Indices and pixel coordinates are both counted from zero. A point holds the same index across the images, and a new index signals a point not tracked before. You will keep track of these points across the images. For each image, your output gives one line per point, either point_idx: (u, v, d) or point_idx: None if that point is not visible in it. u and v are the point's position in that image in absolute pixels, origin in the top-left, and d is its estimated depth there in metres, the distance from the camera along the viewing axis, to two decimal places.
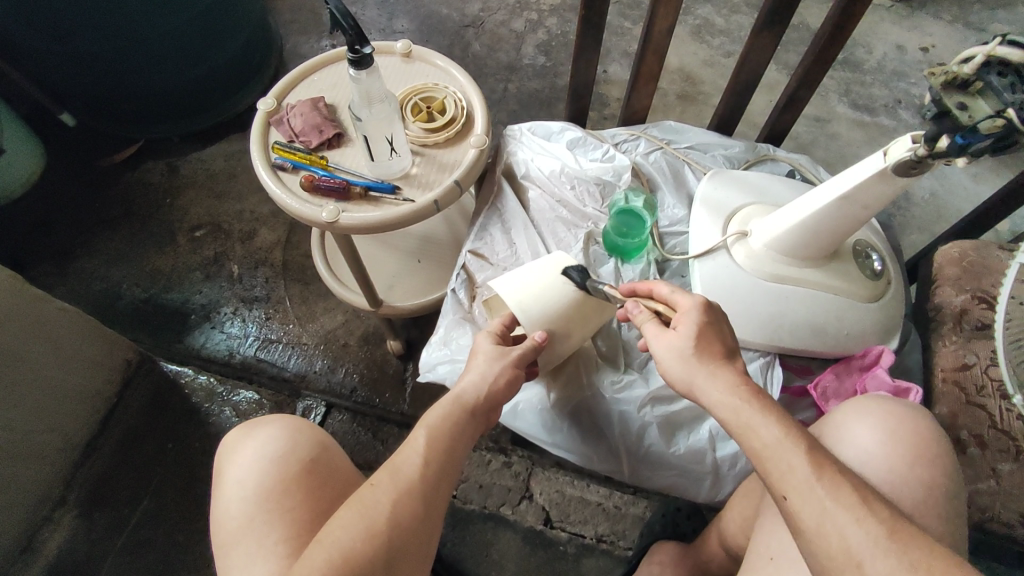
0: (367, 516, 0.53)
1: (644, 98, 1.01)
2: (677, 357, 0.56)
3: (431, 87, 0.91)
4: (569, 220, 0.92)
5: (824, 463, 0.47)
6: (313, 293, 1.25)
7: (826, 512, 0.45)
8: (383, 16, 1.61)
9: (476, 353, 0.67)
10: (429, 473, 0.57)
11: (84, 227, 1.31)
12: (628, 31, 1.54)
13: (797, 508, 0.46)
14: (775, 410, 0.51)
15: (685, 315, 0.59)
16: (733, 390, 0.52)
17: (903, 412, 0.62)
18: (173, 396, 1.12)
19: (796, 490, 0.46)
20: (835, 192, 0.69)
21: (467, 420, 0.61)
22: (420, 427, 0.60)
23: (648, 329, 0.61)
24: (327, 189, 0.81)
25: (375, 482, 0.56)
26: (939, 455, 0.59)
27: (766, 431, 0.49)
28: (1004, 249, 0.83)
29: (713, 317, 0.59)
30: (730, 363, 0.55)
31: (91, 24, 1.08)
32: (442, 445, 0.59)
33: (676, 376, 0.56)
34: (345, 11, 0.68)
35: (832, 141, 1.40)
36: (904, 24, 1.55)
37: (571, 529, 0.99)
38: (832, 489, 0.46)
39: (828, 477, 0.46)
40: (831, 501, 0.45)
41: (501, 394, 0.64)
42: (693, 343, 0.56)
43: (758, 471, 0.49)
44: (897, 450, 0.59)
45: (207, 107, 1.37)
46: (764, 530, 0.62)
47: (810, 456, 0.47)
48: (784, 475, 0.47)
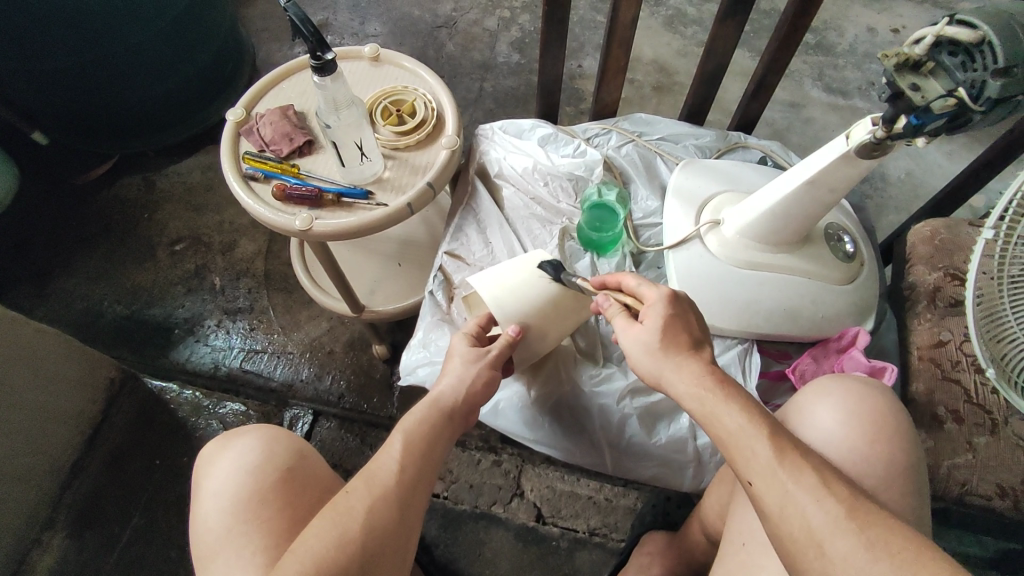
0: (342, 522, 0.53)
1: (614, 91, 1.02)
2: (644, 351, 0.58)
3: (400, 90, 0.91)
4: (544, 216, 0.92)
5: (787, 449, 0.48)
6: (296, 302, 1.24)
7: (788, 495, 0.46)
8: (355, 20, 1.60)
9: (452, 357, 0.67)
10: (406, 478, 0.57)
11: (61, 247, 1.30)
12: (600, 25, 1.54)
13: (762, 493, 0.47)
14: (740, 398, 0.52)
15: (652, 308, 0.60)
16: (699, 379, 0.54)
17: (863, 390, 0.63)
18: (159, 411, 1.12)
19: (760, 476, 0.48)
20: (802, 176, 0.69)
21: (444, 423, 0.62)
22: (396, 433, 0.60)
23: (618, 322, 0.62)
24: (299, 198, 0.80)
25: (350, 488, 0.56)
26: (898, 429, 0.60)
27: (729, 418, 0.51)
28: (974, 226, 0.85)
29: (678, 309, 0.60)
30: (696, 354, 0.57)
31: (56, 42, 1.07)
32: (419, 448, 0.59)
33: (645, 366, 0.58)
34: (304, 18, 0.68)
35: (807, 126, 1.41)
36: (874, 6, 1.56)
37: (562, 523, 1.00)
38: (793, 473, 0.47)
39: (789, 461, 0.47)
40: (792, 484, 0.46)
41: (478, 396, 0.65)
42: (659, 337, 0.57)
43: (727, 460, 0.51)
44: (858, 429, 0.60)
45: (181, 120, 1.37)
46: (738, 517, 0.62)
47: (772, 442, 0.48)
48: (748, 461, 0.49)
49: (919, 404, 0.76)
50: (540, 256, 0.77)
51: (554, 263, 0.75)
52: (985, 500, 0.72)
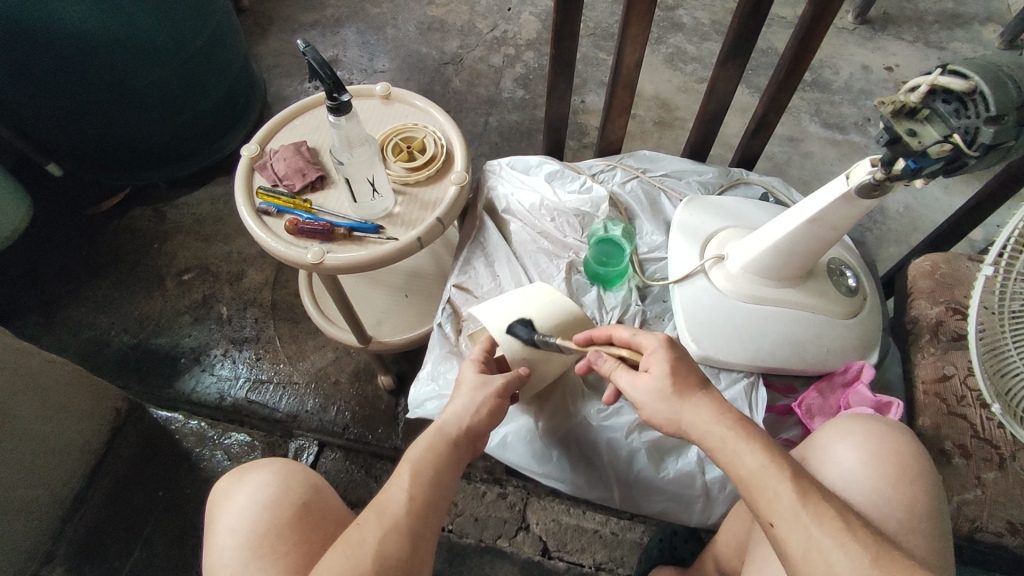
0: (354, 555, 0.54)
1: (618, 128, 1.05)
2: (657, 399, 0.58)
3: (411, 127, 0.94)
4: (551, 250, 0.93)
5: (810, 492, 0.50)
6: (302, 332, 1.25)
7: (811, 538, 0.47)
8: (364, 56, 1.65)
9: (460, 386, 0.67)
10: (415, 508, 0.57)
11: (71, 276, 1.31)
12: (603, 62, 1.58)
13: (784, 535, 0.49)
14: (760, 439, 0.53)
15: (654, 355, 0.60)
16: (719, 418, 0.55)
17: (884, 431, 0.63)
18: (164, 442, 1.11)
19: (782, 518, 0.49)
20: (803, 216, 0.71)
21: (453, 452, 0.62)
22: (404, 463, 0.60)
23: (621, 377, 0.62)
24: (311, 232, 0.82)
25: (362, 521, 0.56)
26: (921, 473, 0.60)
27: (752, 459, 0.52)
28: (973, 261, 0.86)
29: (679, 353, 0.61)
30: (708, 394, 0.58)
31: (80, 80, 1.10)
32: (429, 479, 0.59)
33: (661, 412, 0.58)
34: (322, 61, 0.70)
35: (806, 160, 1.44)
36: (867, 45, 1.61)
37: (568, 558, 0.99)
38: (816, 516, 0.48)
39: (812, 503, 0.49)
40: (816, 528, 0.48)
41: (482, 423, 0.65)
42: (669, 382, 0.58)
43: (747, 499, 0.52)
44: (879, 469, 0.60)
45: (193, 153, 1.40)
46: (757, 557, 0.62)
47: (794, 485, 0.50)
48: (771, 502, 0.50)
49: (925, 438, 0.76)
50: (544, 287, 0.79)
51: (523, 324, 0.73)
52: (995, 537, 0.72)
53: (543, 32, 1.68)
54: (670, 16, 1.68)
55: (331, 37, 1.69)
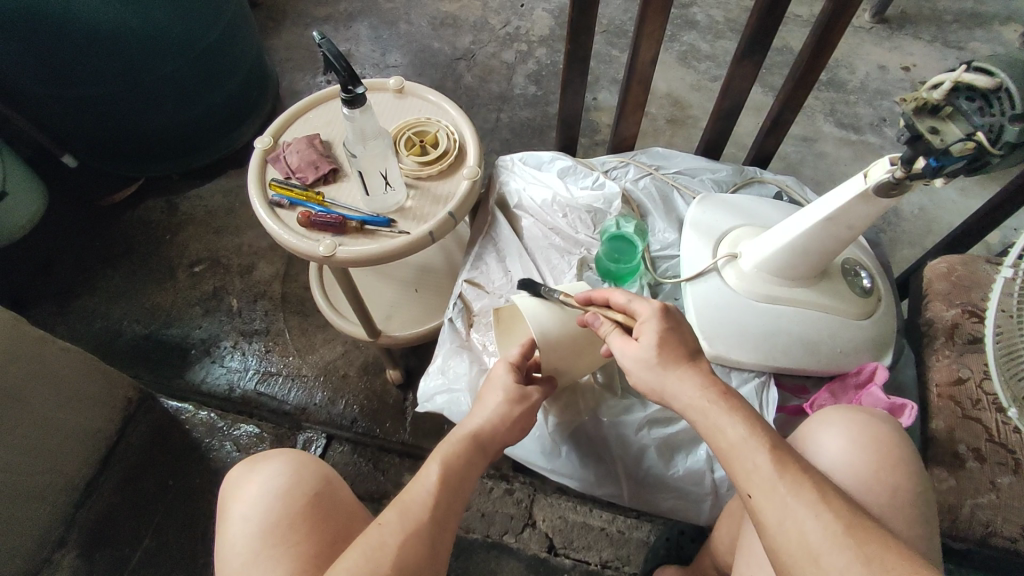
0: (375, 556, 0.53)
1: (632, 126, 1.04)
2: (643, 368, 0.58)
3: (424, 121, 0.94)
4: (563, 247, 0.93)
5: (788, 463, 0.49)
6: (312, 325, 1.26)
7: (786, 508, 0.47)
8: (377, 51, 1.65)
9: (492, 388, 0.69)
10: (438, 513, 0.58)
11: (84, 266, 1.32)
12: (616, 59, 1.58)
13: (761, 507, 0.48)
14: (743, 410, 0.53)
15: (646, 324, 0.59)
16: (703, 388, 0.55)
17: (865, 417, 0.63)
18: (175, 432, 1.12)
19: (759, 489, 0.49)
20: (819, 215, 0.70)
21: (477, 458, 0.64)
22: (431, 464, 0.61)
23: (615, 341, 0.61)
24: (323, 225, 0.82)
25: (384, 520, 0.57)
26: (904, 457, 0.60)
27: (733, 430, 0.52)
28: (990, 263, 0.85)
29: (672, 321, 0.59)
30: (694, 364, 0.57)
31: (95, 71, 1.11)
32: (453, 483, 0.60)
33: (646, 382, 0.58)
34: (337, 53, 0.70)
35: (820, 160, 1.43)
36: (884, 44, 1.59)
37: (574, 555, 0.98)
38: (792, 486, 0.48)
39: (789, 474, 0.48)
40: (792, 497, 0.47)
41: (506, 434, 0.67)
42: (655, 352, 0.57)
43: (728, 473, 0.52)
44: (861, 453, 0.60)
45: (205, 145, 1.40)
46: (745, 551, 0.62)
47: (773, 456, 0.49)
48: (749, 475, 0.49)
49: (939, 441, 0.75)
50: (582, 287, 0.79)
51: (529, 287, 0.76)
52: (1008, 542, 0.70)
53: (555, 29, 1.67)
54: (685, 14, 1.67)
55: (344, 31, 1.69)
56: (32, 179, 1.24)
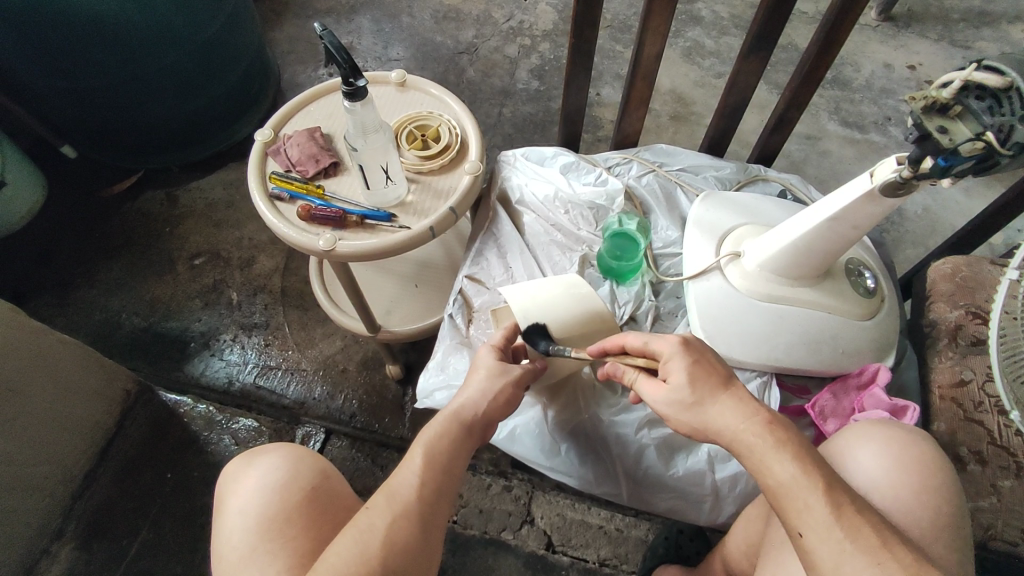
0: (363, 540, 0.53)
1: (635, 122, 1.03)
2: (680, 409, 0.58)
3: (425, 115, 0.93)
4: (564, 243, 0.93)
5: (843, 505, 0.48)
6: (312, 319, 1.25)
7: (844, 553, 0.47)
8: (379, 44, 1.64)
9: (476, 369, 0.67)
10: (426, 494, 0.57)
11: (84, 258, 1.32)
12: (620, 54, 1.56)
13: (814, 548, 0.48)
14: (790, 446, 0.52)
15: (672, 363, 0.59)
16: (748, 421, 0.54)
17: (907, 438, 0.62)
18: (173, 424, 1.12)
19: (814, 530, 0.48)
20: (824, 214, 0.70)
21: (465, 437, 0.63)
22: (417, 446, 0.60)
23: (643, 385, 0.61)
24: (323, 219, 0.81)
25: (372, 504, 0.56)
26: (945, 481, 0.59)
27: (782, 469, 0.51)
28: (995, 264, 0.85)
29: (697, 353, 0.59)
30: (731, 395, 0.56)
31: (95, 62, 1.10)
32: (440, 463, 0.59)
33: (684, 420, 0.58)
34: (339, 45, 0.70)
35: (824, 159, 1.42)
36: (890, 42, 1.58)
37: (572, 553, 0.98)
38: (851, 531, 0.47)
39: (847, 518, 0.48)
40: (850, 543, 0.47)
41: (493, 412, 0.65)
42: (688, 391, 0.57)
43: (777, 509, 0.51)
44: (903, 476, 0.59)
45: (206, 137, 1.40)
46: (771, 560, 0.62)
47: (828, 498, 0.49)
48: (802, 515, 0.49)
49: (941, 444, 0.75)
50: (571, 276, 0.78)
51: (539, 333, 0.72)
52: (1010, 546, 0.71)
53: (559, 23, 1.66)
54: (690, 10, 1.66)
55: (346, 24, 1.68)
56: (31, 170, 1.23)
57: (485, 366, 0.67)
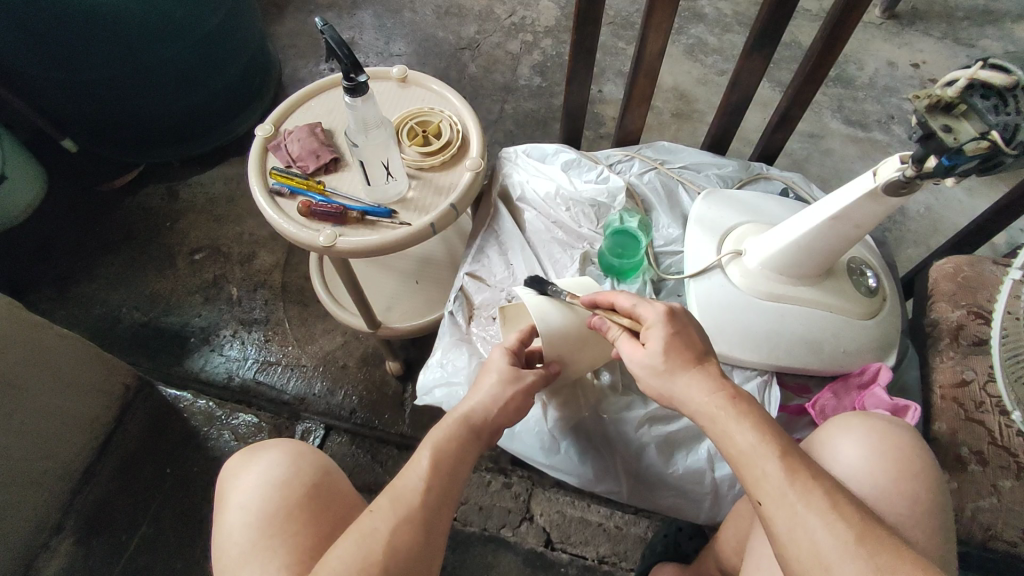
0: (365, 542, 0.53)
1: (637, 119, 1.03)
2: (651, 374, 0.58)
3: (427, 111, 0.93)
4: (565, 241, 0.92)
5: (798, 470, 0.49)
6: (312, 315, 1.25)
7: (796, 515, 0.47)
8: (381, 39, 1.63)
9: (489, 372, 0.68)
10: (430, 498, 0.57)
11: (84, 252, 1.32)
12: (622, 51, 1.56)
13: (771, 514, 0.48)
14: (752, 416, 0.52)
15: (652, 330, 0.59)
16: (712, 392, 0.54)
17: (886, 426, 0.62)
18: (173, 420, 1.12)
19: (769, 496, 0.48)
20: (825, 214, 0.69)
21: (472, 442, 0.62)
22: (423, 450, 0.60)
23: (622, 345, 0.62)
24: (323, 215, 0.81)
25: (375, 507, 0.56)
26: (926, 470, 0.59)
27: (741, 437, 0.51)
28: (997, 264, 0.84)
29: (679, 325, 0.59)
30: (703, 367, 0.56)
31: (95, 56, 1.10)
32: (446, 468, 0.59)
33: (655, 387, 0.58)
34: (340, 40, 0.69)
35: (826, 157, 1.41)
36: (894, 40, 1.57)
37: (571, 550, 0.98)
38: (803, 494, 0.47)
39: (800, 482, 0.48)
40: (802, 506, 0.47)
41: (502, 417, 0.65)
42: (662, 359, 0.57)
43: (738, 479, 0.51)
44: (881, 463, 0.59)
45: (207, 132, 1.39)
46: (755, 553, 0.62)
47: (783, 463, 0.49)
48: (759, 482, 0.49)
49: (941, 444, 0.75)
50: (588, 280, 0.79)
51: (536, 281, 0.76)
52: (1011, 546, 0.70)
53: (562, 19, 1.65)
54: (693, 7, 1.65)
55: (348, 19, 1.67)
56: (32, 163, 1.23)
57: (496, 370, 0.68)
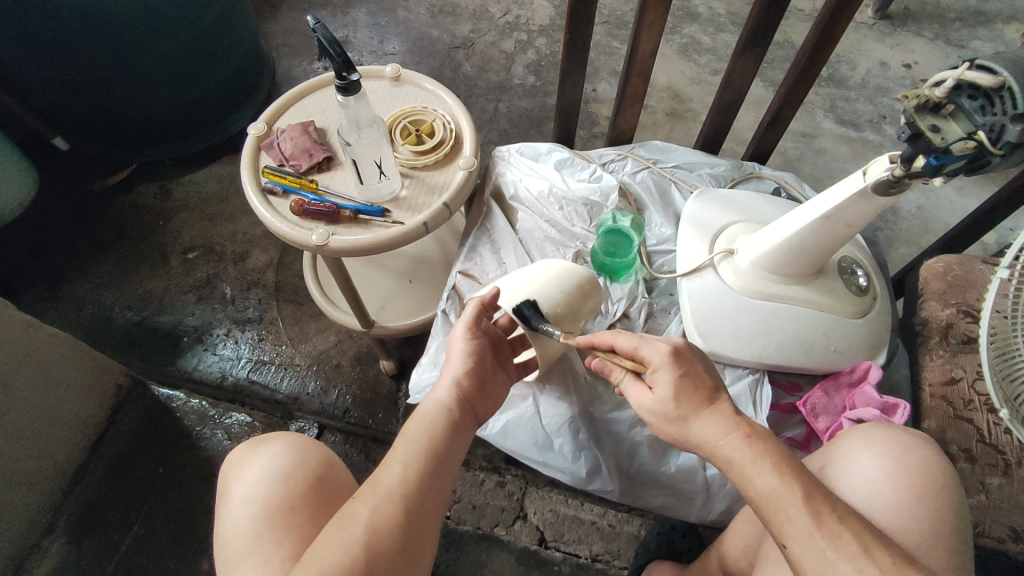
0: (348, 528, 0.53)
1: (630, 118, 1.03)
2: (663, 420, 0.59)
3: (420, 110, 0.93)
4: (558, 239, 0.93)
5: (824, 513, 0.49)
6: (305, 314, 1.25)
7: (826, 562, 0.47)
8: (375, 38, 1.63)
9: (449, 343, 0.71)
10: (411, 480, 0.56)
11: (76, 251, 1.31)
12: (616, 50, 1.56)
13: (798, 557, 0.48)
14: (773, 456, 0.52)
15: (659, 373, 0.59)
16: (730, 433, 0.55)
17: (907, 444, 0.62)
18: (165, 419, 1.11)
19: (796, 540, 0.49)
20: (816, 213, 0.70)
21: (450, 420, 0.62)
22: (402, 438, 0.60)
23: (630, 390, 0.62)
24: (316, 213, 0.81)
25: (358, 495, 0.56)
26: (945, 486, 0.59)
27: (763, 479, 0.51)
28: (986, 263, 0.85)
29: (686, 364, 0.59)
30: (714, 408, 0.57)
31: (87, 55, 1.09)
32: (426, 450, 0.59)
33: (668, 431, 0.59)
34: (332, 39, 0.69)
35: (819, 156, 1.42)
36: (887, 41, 1.58)
37: (565, 548, 0.98)
38: (832, 539, 0.48)
39: (827, 525, 0.48)
40: (831, 551, 0.47)
41: (470, 385, 0.65)
42: (673, 405, 0.58)
43: (760, 518, 0.52)
44: (903, 482, 0.59)
45: (200, 131, 1.39)
46: (770, 563, 0.62)
47: (808, 507, 0.49)
48: (784, 525, 0.50)
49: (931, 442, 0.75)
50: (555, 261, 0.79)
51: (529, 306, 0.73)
52: (996, 542, 0.71)
53: (556, 18, 1.65)
54: (686, 6, 1.66)
55: (341, 17, 1.67)
56: (31, 173, 1.24)
57: (461, 342, 0.67)
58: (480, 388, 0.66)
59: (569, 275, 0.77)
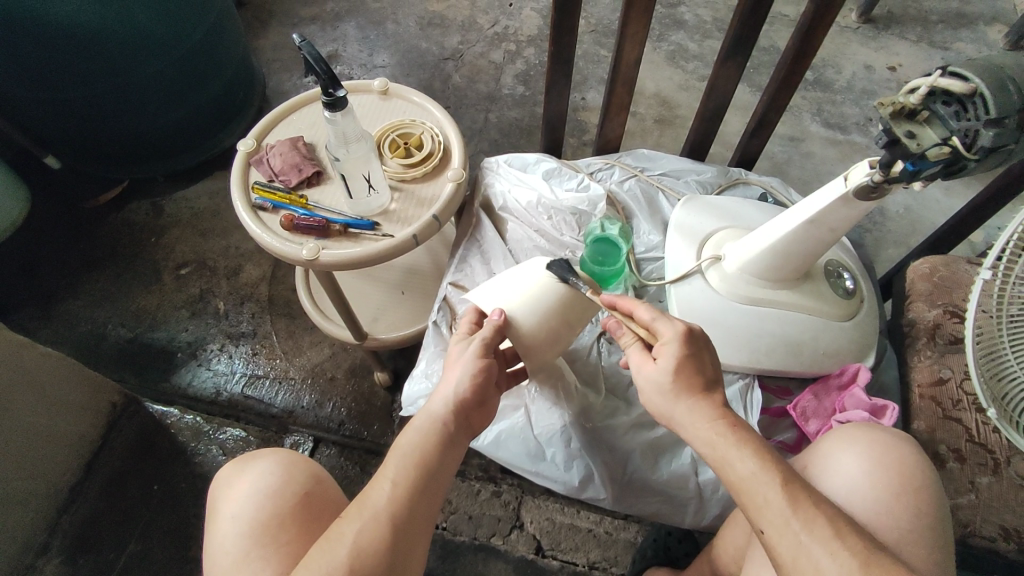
0: (333, 550, 0.54)
1: (617, 127, 1.04)
2: (658, 391, 0.58)
3: (408, 123, 0.93)
4: (548, 249, 0.93)
5: (800, 498, 0.50)
6: (299, 327, 1.25)
7: (800, 546, 0.48)
8: (364, 51, 1.64)
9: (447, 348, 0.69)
10: (400, 501, 0.57)
11: (68, 269, 1.31)
12: (604, 59, 1.58)
13: (775, 542, 0.50)
14: (751, 443, 0.54)
15: (666, 345, 0.60)
16: (712, 420, 0.55)
17: (888, 442, 0.63)
18: (160, 436, 1.11)
19: (772, 524, 0.50)
20: (802, 217, 0.70)
21: (446, 438, 0.61)
22: (393, 455, 0.60)
23: (632, 356, 0.62)
24: (306, 228, 0.81)
25: (346, 515, 0.56)
26: (924, 484, 0.60)
27: (742, 464, 0.52)
28: (971, 264, 0.86)
29: (695, 347, 0.59)
30: (708, 398, 0.57)
31: (76, 74, 1.10)
32: (417, 470, 0.58)
33: (658, 405, 0.59)
34: (318, 56, 0.70)
35: (807, 160, 1.43)
36: (871, 44, 1.60)
37: (562, 557, 0.98)
38: (807, 523, 0.49)
39: (802, 510, 0.49)
40: (806, 535, 0.48)
41: (471, 397, 0.63)
42: (670, 378, 0.58)
43: (738, 503, 0.53)
44: (882, 480, 0.60)
45: (192, 147, 1.39)
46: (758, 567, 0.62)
47: (785, 491, 0.50)
48: (761, 510, 0.51)
49: (921, 442, 0.76)
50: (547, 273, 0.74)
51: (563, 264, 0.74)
52: (988, 541, 0.70)
53: (544, 28, 1.67)
54: (673, 14, 1.67)
55: (331, 31, 1.68)
56: (25, 198, 1.25)
57: (470, 361, 0.64)
58: (483, 402, 0.65)
59: (566, 283, 0.74)
